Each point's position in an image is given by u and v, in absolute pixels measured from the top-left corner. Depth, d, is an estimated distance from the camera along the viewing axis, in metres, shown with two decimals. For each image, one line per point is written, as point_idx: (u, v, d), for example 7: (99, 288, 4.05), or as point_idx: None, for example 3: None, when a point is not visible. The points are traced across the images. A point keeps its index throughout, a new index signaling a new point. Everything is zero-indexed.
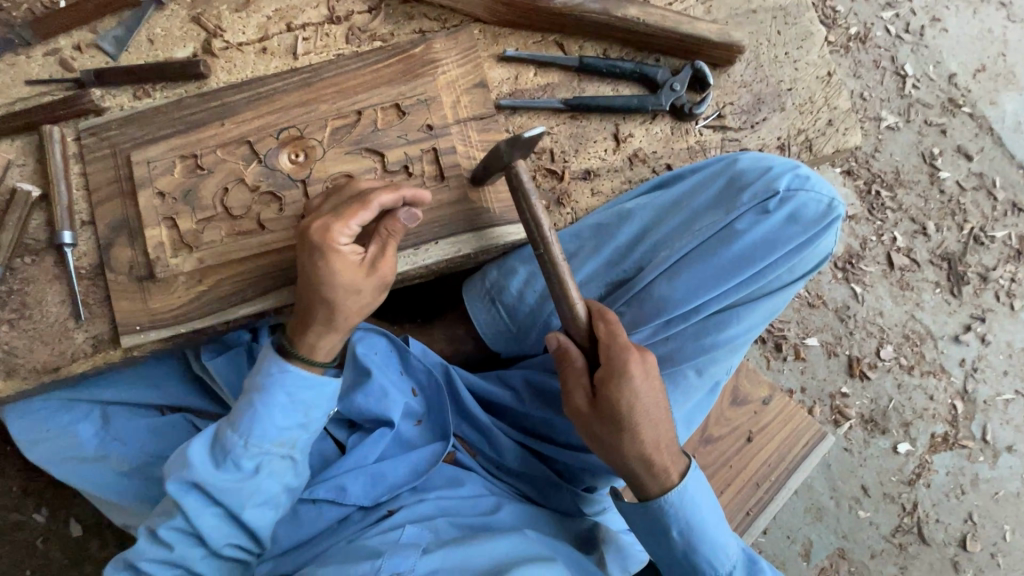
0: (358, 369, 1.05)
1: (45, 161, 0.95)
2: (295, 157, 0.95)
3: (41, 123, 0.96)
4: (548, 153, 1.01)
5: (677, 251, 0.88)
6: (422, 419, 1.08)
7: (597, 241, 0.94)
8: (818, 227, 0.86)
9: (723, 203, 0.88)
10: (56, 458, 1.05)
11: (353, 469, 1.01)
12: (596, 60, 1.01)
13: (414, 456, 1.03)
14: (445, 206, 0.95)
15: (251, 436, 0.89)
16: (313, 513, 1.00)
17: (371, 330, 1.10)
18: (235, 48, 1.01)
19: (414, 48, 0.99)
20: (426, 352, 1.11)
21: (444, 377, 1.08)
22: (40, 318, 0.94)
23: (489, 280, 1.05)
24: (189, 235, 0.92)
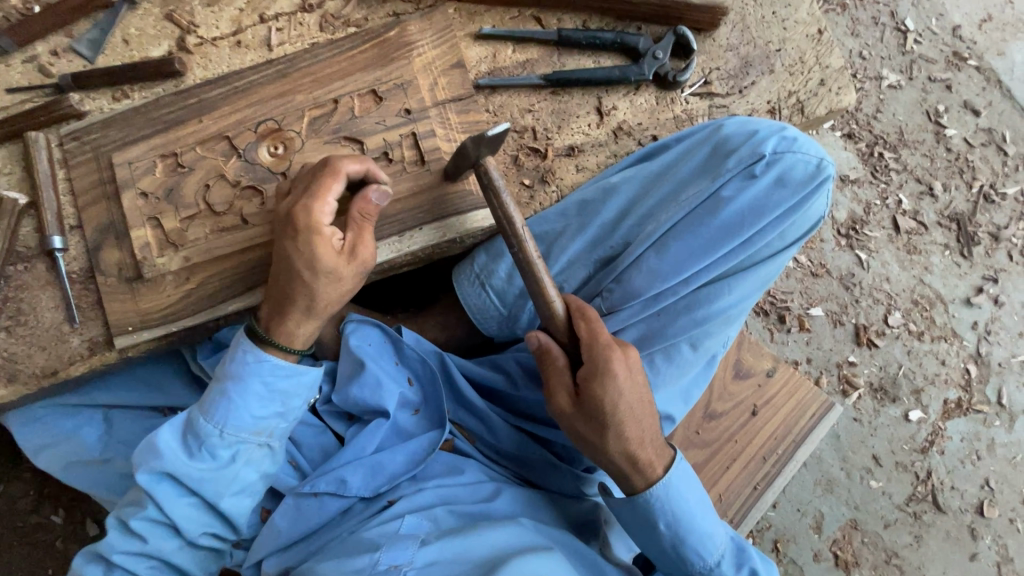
0: (352, 362, 1.05)
1: (31, 168, 0.95)
2: (274, 150, 0.94)
3: (23, 131, 0.96)
4: (531, 131, 0.99)
5: (663, 223, 0.87)
6: (420, 408, 1.07)
7: (583, 218, 0.93)
8: (809, 189, 0.83)
9: (710, 170, 0.85)
10: (60, 463, 1.05)
11: (352, 462, 1.01)
12: (575, 32, 0.98)
13: (412, 445, 1.03)
14: (427, 191, 0.94)
15: (227, 425, 0.87)
16: (313, 508, 1.00)
17: (364, 322, 1.10)
18: (211, 44, 1.00)
19: (388, 32, 0.97)
20: (420, 341, 1.10)
21: (439, 365, 1.07)
22: (37, 324, 0.95)
23: (478, 265, 1.05)
24: (174, 234, 0.92)
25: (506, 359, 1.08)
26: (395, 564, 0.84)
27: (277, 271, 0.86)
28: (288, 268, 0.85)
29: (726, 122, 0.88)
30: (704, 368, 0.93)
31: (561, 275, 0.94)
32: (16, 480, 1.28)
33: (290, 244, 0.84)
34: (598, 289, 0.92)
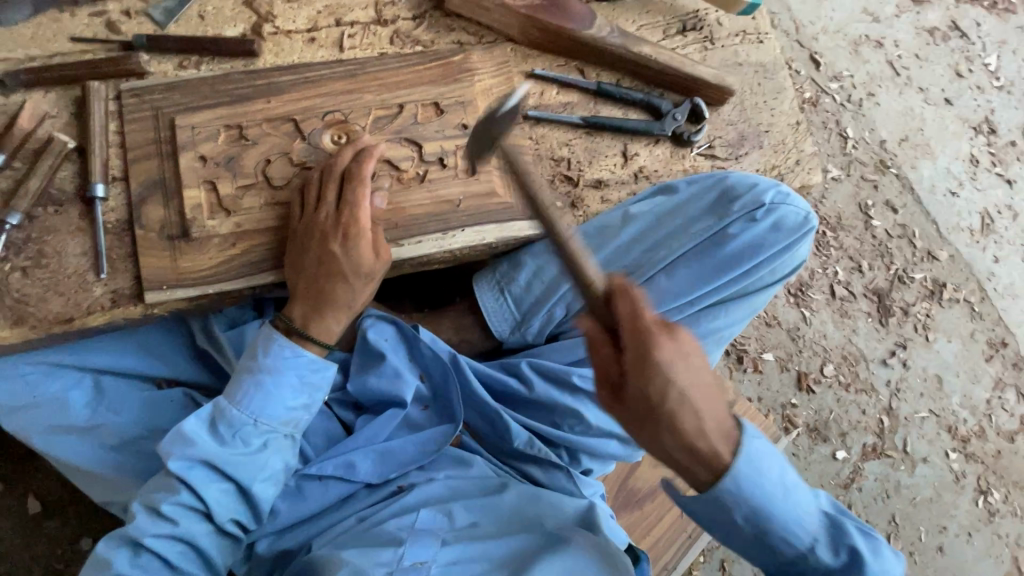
0: (372, 353, 1.10)
1: (84, 115, 0.96)
2: (337, 138, 1.01)
3: (85, 80, 0.98)
4: (566, 162, 1.13)
5: (675, 251, 1.03)
6: (431, 403, 1.13)
7: (602, 239, 1.07)
8: (797, 235, 1.01)
9: (718, 210, 1.03)
10: (39, 426, 1.00)
11: (363, 447, 1.06)
12: (611, 87, 1.16)
13: (422, 437, 1.08)
14: (476, 198, 1.04)
15: (259, 414, 0.92)
16: (316, 488, 1.04)
17: (383, 316, 1.14)
18: (284, 34, 1.07)
19: (453, 56, 1.10)
20: (435, 339, 1.14)
21: (453, 363, 1.12)
22: (57, 268, 0.92)
23: (500, 270, 1.15)
24: (228, 200, 0.95)
25: (516, 361, 1.14)
26: (418, 560, 0.90)
27: (316, 272, 0.93)
28: (332, 270, 0.93)
29: (733, 173, 1.06)
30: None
31: (577, 286, 1.09)
32: None
33: (332, 243, 0.92)
34: None
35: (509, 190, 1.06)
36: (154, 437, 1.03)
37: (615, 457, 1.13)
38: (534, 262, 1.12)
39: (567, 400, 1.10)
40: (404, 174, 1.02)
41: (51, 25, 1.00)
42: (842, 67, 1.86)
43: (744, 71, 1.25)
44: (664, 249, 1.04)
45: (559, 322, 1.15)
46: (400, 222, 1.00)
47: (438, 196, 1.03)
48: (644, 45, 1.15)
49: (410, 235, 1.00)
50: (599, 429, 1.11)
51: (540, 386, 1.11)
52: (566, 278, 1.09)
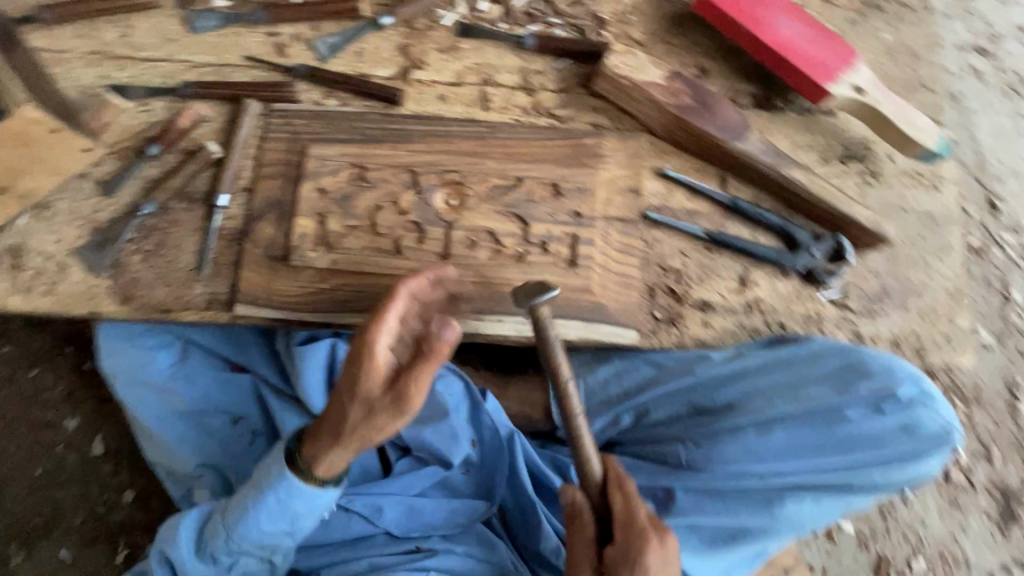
0: (433, 412, 1.08)
1: (234, 126, 1.03)
2: (449, 199, 1.00)
3: (242, 94, 1.04)
4: (675, 273, 1.04)
5: (776, 409, 0.98)
6: (471, 475, 1.08)
7: (704, 366, 1.02)
8: (926, 446, 0.95)
9: (843, 381, 0.97)
10: (128, 380, 1.11)
11: (393, 496, 1.06)
12: (747, 205, 1.06)
13: (453, 505, 1.06)
14: (569, 292, 0.98)
15: (258, 524, 0.94)
16: (338, 516, 1.06)
17: (457, 373, 1.12)
18: (429, 84, 1.08)
19: (585, 139, 1.05)
20: (498, 412, 1.11)
21: (512, 447, 1.07)
22: (171, 260, 0.99)
23: (582, 358, 1.12)
24: (333, 235, 0.97)
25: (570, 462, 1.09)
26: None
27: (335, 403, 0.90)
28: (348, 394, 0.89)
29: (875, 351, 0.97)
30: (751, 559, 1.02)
31: (656, 401, 1.06)
32: (52, 371, 1.31)
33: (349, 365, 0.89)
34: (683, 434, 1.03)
35: (605, 292, 1.00)
36: (214, 418, 1.13)
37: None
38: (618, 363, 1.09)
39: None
40: (503, 249, 0.99)
41: (231, 37, 1.08)
42: None
43: (906, 218, 1.09)
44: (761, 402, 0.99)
45: (622, 430, 1.10)
46: (485, 295, 0.97)
47: (531, 281, 0.98)
48: (796, 171, 1.04)
49: (493, 311, 0.97)
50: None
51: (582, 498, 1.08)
52: (641, 393, 1.06)
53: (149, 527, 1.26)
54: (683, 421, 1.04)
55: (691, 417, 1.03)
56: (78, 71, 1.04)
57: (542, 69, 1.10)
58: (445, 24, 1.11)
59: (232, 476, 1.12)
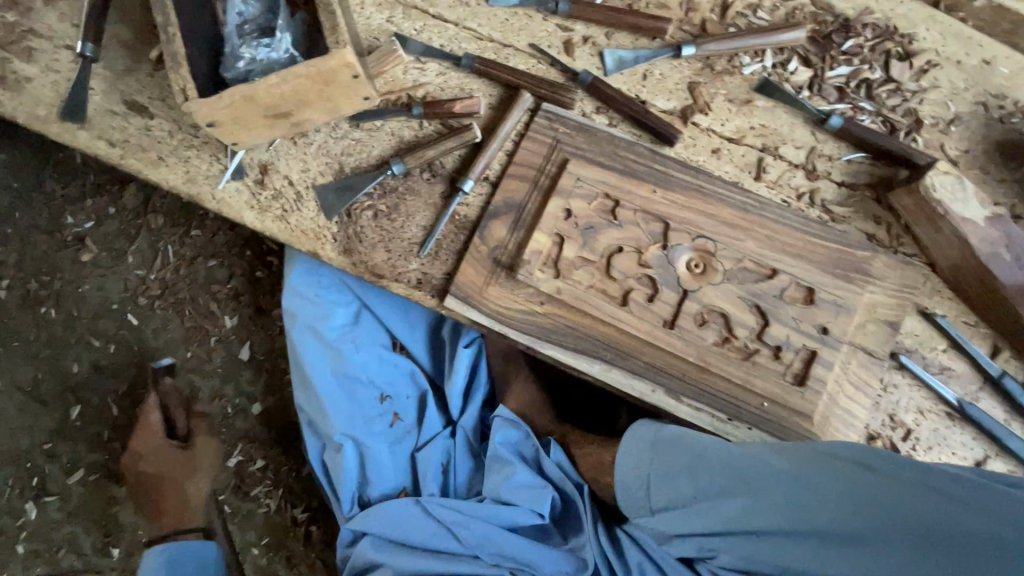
0: (500, 455, 1.10)
1: (501, 116, 0.98)
2: (693, 266, 0.92)
3: (517, 85, 0.99)
4: (903, 429, 0.92)
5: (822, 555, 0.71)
6: (554, 524, 1.07)
7: (878, 511, 0.67)
8: None
9: (999, 565, 0.59)
10: (306, 320, 1.12)
11: (472, 522, 1.04)
12: (1017, 387, 0.91)
13: (537, 547, 1.01)
14: (785, 409, 0.90)
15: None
16: (423, 522, 1.06)
17: (517, 421, 1.15)
18: (706, 131, 0.99)
19: (858, 249, 0.94)
20: (562, 464, 1.10)
21: (580, 500, 1.05)
22: (399, 227, 0.97)
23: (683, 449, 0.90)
24: (565, 263, 0.92)
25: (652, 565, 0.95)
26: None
27: None
28: None
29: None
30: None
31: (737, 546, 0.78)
32: (229, 268, 1.36)
33: None
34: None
35: (824, 423, 0.90)
36: (367, 392, 1.15)
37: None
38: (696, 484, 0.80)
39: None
40: (732, 339, 0.90)
41: (523, 18, 1.02)
42: None
43: None
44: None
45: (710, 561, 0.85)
46: (695, 379, 0.91)
47: (749, 383, 0.90)
48: None
49: (696, 396, 0.91)
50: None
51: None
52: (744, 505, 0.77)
53: (267, 443, 1.33)
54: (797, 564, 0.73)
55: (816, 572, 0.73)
56: (370, 9, 1.02)
57: (834, 155, 0.98)
58: (746, 73, 1.00)
59: (366, 452, 1.14)
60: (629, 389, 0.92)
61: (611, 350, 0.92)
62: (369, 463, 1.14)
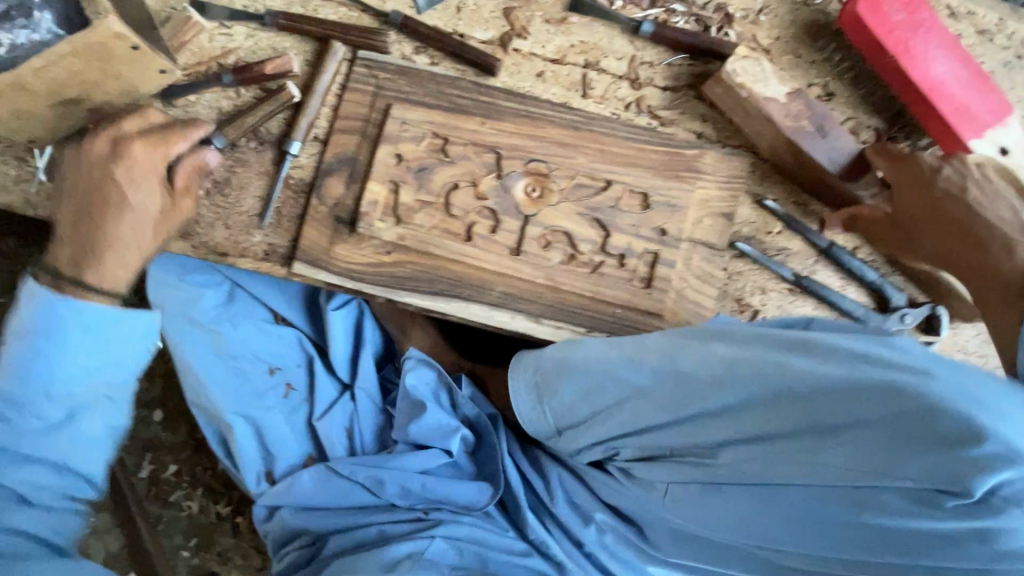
0: (414, 399, 1.08)
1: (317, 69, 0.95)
2: (531, 190, 0.94)
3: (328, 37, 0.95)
4: (750, 311, 0.98)
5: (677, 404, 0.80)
6: (467, 457, 1.09)
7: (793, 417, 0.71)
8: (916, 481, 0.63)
9: (842, 401, 0.67)
10: (175, 310, 1.11)
11: (393, 471, 1.04)
12: (845, 254, 0.97)
13: (453, 484, 1.04)
14: (638, 313, 0.94)
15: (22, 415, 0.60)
16: (336, 483, 1.06)
17: (429, 359, 1.12)
18: (527, 57, 0.99)
19: (686, 149, 0.97)
20: (473, 398, 1.12)
21: (494, 433, 1.08)
22: (236, 202, 0.95)
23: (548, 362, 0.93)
24: (404, 208, 0.92)
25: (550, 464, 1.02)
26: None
27: None
28: None
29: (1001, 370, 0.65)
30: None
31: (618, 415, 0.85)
32: None
33: None
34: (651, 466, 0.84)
35: (676, 318, 0.94)
36: (255, 367, 1.14)
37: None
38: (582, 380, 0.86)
39: (588, 534, 0.98)
40: (577, 254, 0.93)
41: None
42: None
43: None
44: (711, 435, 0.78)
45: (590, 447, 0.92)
46: (550, 300, 0.93)
47: (600, 294, 0.93)
48: None
49: (555, 316, 0.93)
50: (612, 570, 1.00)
51: (562, 508, 0.99)
52: (654, 398, 0.80)
53: (176, 447, 1.30)
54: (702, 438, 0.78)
55: (728, 443, 0.76)
56: None
57: (653, 61, 1.00)
58: None
59: (263, 427, 1.13)
60: (491, 321, 0.93)
61: (466, 287, 0.93)
62: (268, 437, 1.13)
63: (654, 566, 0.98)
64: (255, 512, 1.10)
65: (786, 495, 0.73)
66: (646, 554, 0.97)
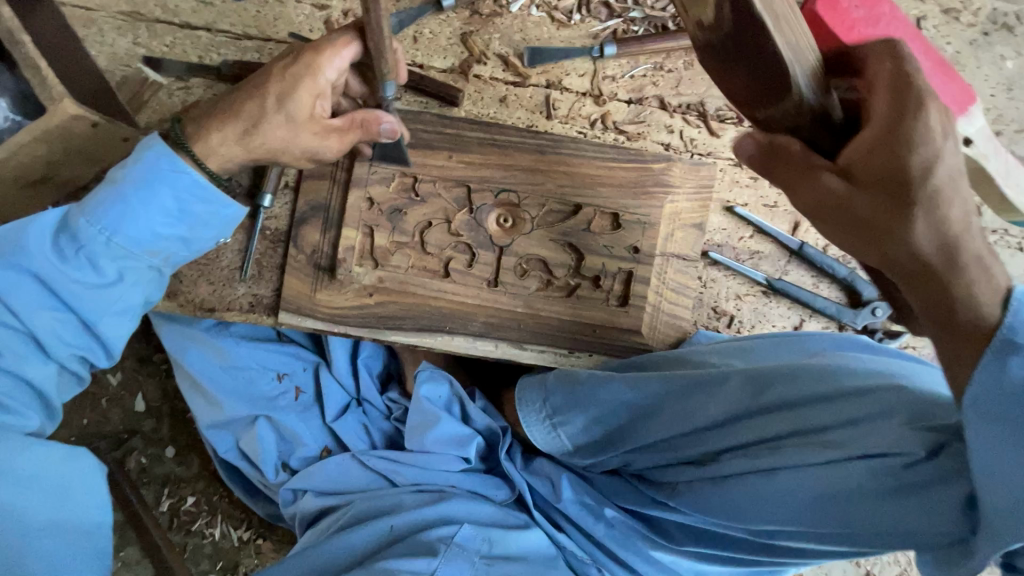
0: (425, 409, 1.04)
1: None
2: (503, 221, 0.96)
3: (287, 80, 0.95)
4: (727, 317, 1.01)
5: (682, 419, 0.82)
6: (480, 460, 1.07)
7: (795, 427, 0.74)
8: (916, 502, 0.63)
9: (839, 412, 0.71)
10: (180, 329, 1.13)
11: (412, 465, 1.05)
12: (815, 253, 0.99)
13: (469, 479, 1.04)
14: (618, 331, 0.96)
15: (116, 233, 0.75)
16: (359, 473, 1.10)
17: (440, 370, 1.08)
18: (489, 82, 0.98)
19: (655, 163, 0.97)
20: (488, 406, 1.09)
21: (504, 438, 1.04)
22: (215, 258, 0.96)
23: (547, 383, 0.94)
24: (380, 251, 0.93)
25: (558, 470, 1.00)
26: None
27: None
28: None
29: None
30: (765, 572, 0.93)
31: (627, 425, 0.88)
32: None
33: None
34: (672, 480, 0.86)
35: (654, 332, 0.97)
36: (261, 376, 1.15)
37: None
38: (594, 410, 0.88)
39: (598, 529, 0.95)
40: (554, 280, 0.95)
41: (275, 7, 0.97)
42: None
43: None
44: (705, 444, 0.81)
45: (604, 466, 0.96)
46: (531, 326, 0.96)
47: (579, 318, 0.96)
48: None
49: (537, 341, 0.96)
50: (626, 561, 0.95)
51: (571, 508, 0.96)
52: (665, 414, 0.84)
53: (191, 479, 1.35)
54: (699, 447, 0.82)
55: (736, 453, 0.78)
56: (111, 36, 0.95)
57: (616, 75, 1.00)
58: (514, 10, 0.98)
59: (276, 427, 1.14)
60: (475, 351, 0.96)
61: (448, 321, 0.95)
62: (283, 436, 1.15)
63: (662, 554, 0.93)
64: (281, 496, 1.13)
65: (797, 506, 0.72)
66: (650, 541, 0.93)
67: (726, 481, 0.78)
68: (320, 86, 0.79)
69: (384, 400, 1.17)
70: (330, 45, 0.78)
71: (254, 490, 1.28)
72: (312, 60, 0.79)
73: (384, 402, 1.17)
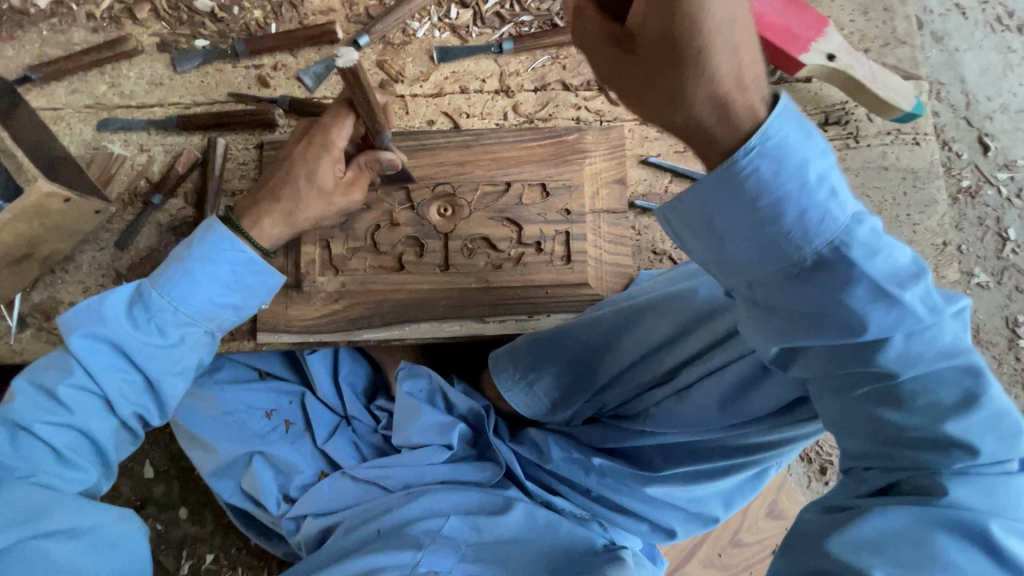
0: (408, 403, 1.07)
1: (207, 165, 1.07)
2: (443, 211, 1.05)
3: (218, 134, 1.10)
4: (666, 256, 1.10)
5: (640, 346, 0.89)
6: (465, 447, 1.09)
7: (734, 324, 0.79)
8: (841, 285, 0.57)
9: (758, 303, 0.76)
10: None
11: (403, 465, 1.07)
12: None
13: (459, 467, 1.06)
14: (567, 287, 1.04)
15: (181, 303, 0.81)
16: (351, 487, 1.11)
17: (418, 365, 1.12)
18: (410, 98, 1.12)
19: (568, 135, 1.08)
20: (468, 390, 1.13)
21: (488, 417, 1.09)
22: None
23: (518, 355, 0.99)
24: (338, 259, 1.03)
25: (543, 433, 1.04)
26: (434, 568, 0.89)
27: None
28: None
29: (817, 231, 0.56)
30: (753, 478, 0.98)
31: (597, 365, 0.95)
32: None
33: None
34: (645, 406, 0.91)
35: (602, 282, 1.05)
36: (251, 415, 1.20)
37: (643, 535, 1.00)
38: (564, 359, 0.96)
39: (591, 480, 0.98)
40: (500, 254, 1.04)
41: (216, 75, 1.12)
42: (1019, 153, 1.57)
43: (889, 177, 1.13)
44: (659, 361, 0.88)
45: (594, 411, 1.00)
46: (488, 299, 1.03)
47: (529, 281, 1.04)
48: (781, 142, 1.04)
49: (496, 312, 1.03)
50: (625, 506, 0.97)
51: (559, 462, 1.01)
52: (623, 344, 0.91)
53: (208, 537, 1.37)
54: (659, 365, 0.88)
55: (691, 362, 0.84)
56: (78, 127, 1.09)
57: (519, 70, 1.13)
58: (419, 36, 1.13)
59: (271, 460, 1.17)
60: (443, 333, 1.03)
61: (412, 310, 1.03)
62: (278, 468, 1.17)
63: (656, 490, 0.94)
64: (284, 527, 1.13)
65: (761, 385, 0.76)
66: (639, 478, 0.94)
67: (688, 391, 0.83)
68: (337, 155, 0.89)
69: (370, 413, 1.22)
70: (333, 121, 0.89)
71: (266, 530, 1.28)
72: (325, 138, 0.89)
73: (370, 414, 1.22)
